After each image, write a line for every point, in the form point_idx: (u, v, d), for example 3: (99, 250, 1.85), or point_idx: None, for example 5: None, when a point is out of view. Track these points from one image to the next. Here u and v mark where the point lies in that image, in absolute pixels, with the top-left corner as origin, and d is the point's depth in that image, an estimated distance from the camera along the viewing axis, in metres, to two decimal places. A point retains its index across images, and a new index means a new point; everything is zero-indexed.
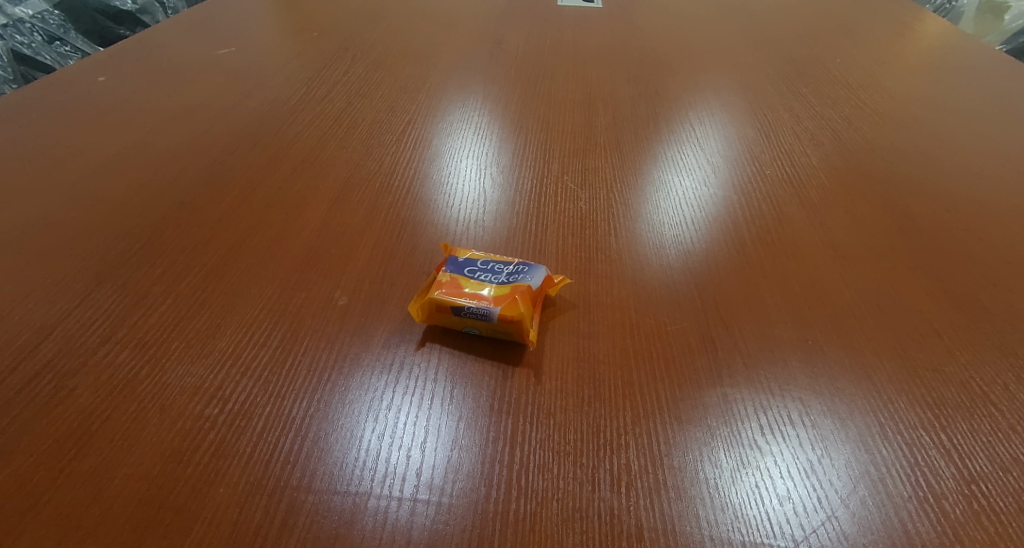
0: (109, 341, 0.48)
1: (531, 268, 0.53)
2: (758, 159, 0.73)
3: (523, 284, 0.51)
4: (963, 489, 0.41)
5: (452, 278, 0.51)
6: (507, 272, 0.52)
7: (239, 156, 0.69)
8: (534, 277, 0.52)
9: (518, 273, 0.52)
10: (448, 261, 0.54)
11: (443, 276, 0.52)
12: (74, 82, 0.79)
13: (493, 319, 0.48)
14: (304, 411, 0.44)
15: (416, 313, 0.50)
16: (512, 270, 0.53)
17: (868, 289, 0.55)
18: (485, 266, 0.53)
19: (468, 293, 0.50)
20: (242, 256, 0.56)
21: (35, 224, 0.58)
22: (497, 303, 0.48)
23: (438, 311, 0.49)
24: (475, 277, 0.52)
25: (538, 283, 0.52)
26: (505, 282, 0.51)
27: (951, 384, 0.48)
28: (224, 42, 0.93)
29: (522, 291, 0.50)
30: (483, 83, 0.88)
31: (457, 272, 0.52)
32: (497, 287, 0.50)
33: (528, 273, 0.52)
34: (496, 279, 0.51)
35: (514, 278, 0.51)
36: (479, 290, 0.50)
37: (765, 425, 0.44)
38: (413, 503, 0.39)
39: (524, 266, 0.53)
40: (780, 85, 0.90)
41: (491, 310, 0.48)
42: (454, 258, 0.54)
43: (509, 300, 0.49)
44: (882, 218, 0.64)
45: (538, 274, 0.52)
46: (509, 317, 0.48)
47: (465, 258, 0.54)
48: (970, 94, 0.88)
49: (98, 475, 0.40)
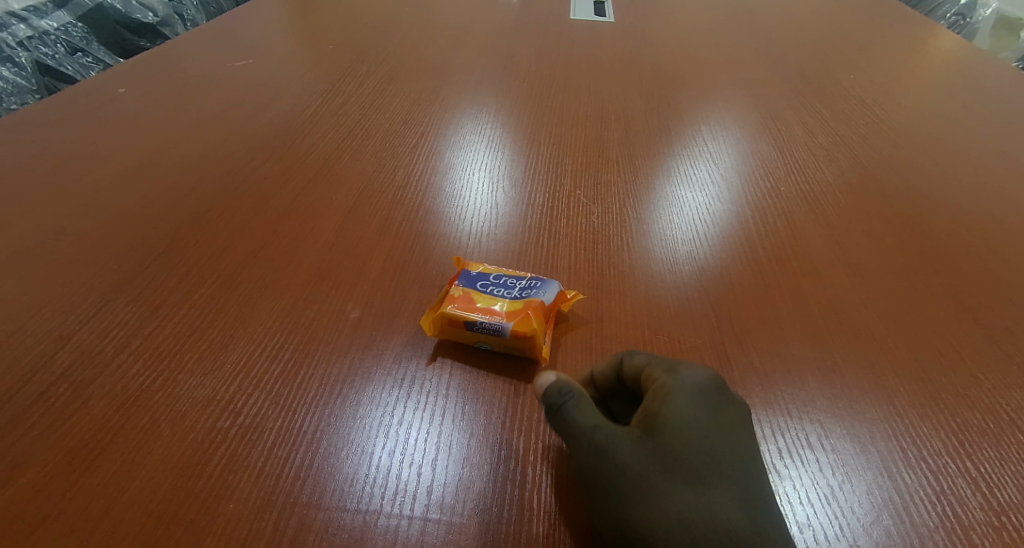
0: (123, 352, 0.48)
1: (544, 282, 0.52)
2: (772, 175, 0.72)
3: (535, 300, 0.50)
4: (992, 520, 0.40)
5: (465, 293, 0.51)
6: (520, 287, 0.52)
7: (254, 168, 0.69)
8: (546, 293, 0.51)
9: (531, 288, 0.51)
10: (461, 275, 0.53)
11: (456, 289, 0.51)
12: (95, 94, 0.81)
13: (506, 333, 0.48)
14: (314, 425, 0.44)
15: (428, 328, 0.50)
16: (525, 285, 0.52)
17: (887, 309, 0.54)
18: (497, 280, 0.53)
19: (481, 308, 0.49)
20: (257, 268, 0.56)
21: (54, 232, 0.58)
22: (509, 318, 0.48)
23: (450, 325, 0.49)
24: (488, 292, 0.51)
25: (550, 298, 0.51)
26: (517, 297, 0.50)
27: (976, 409, 0.47)
28: (241, 55, 0.94)
29: (535, 307, 0.49)
30: (495, 96, 0.89)
31: (470, 287, 0.52)
32: (511, 302, 0.50)
33: (540, 288, 0.51)
34: (508, 294, 0.51)
35: (527, 292, 0.51)
36: (491, 305, 0.50)
37: (783, 449, 0.43)
38: (423, 522, 0.39)
39: (537, 281, 0.53)
40: (793, 100, 0.90)
41: (502, 325, 0.48)
42: (467, 272, 0.54)
43: (522, 316, 0.48)
44: (900, 237, 0.63)
45: (550, 289, 0.52)
46: (522, 332, 0.47)
47: (478, 273, 0.54)
48: (987, 111, 0.86)
49: (110, 487, 0.39)
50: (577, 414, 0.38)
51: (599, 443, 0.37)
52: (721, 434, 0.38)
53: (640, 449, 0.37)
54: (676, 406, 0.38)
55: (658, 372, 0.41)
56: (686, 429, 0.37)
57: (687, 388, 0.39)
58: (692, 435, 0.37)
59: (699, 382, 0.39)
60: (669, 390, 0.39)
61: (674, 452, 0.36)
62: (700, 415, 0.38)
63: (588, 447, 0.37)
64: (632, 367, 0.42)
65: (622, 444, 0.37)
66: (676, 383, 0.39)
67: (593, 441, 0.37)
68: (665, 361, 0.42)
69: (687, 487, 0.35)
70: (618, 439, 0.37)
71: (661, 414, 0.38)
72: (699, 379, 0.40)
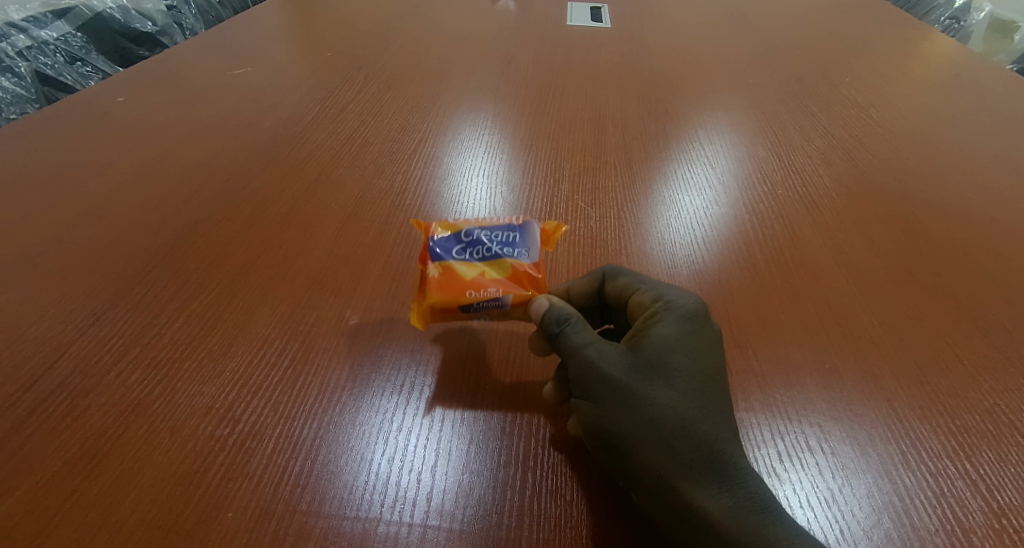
0: (122, 361, 0.48)
1: (524, 230, 0.44)
2: (769, 178, 0.73)
3: (524, 259, 0.43)
4: (993, 523, 0.40)
5: (445, 270, 0.42)
6: (500, 244, 0.43)
7: (253, 175, 0.69)
8: (532, 241, 0.44)
9: (513, 240, 0.43)
10: (428, 243, 0.43)
11: (433, 269, 0.42)
12: (94, 103, 0.81)
13: (508, 304, 0.42)
14: (313, 432, 0.44)
15: (420, 322, 0.43)
16: (505, 236, 0.44)
17: (885, 311, 0.55)
18: (472, 239, 0.44)
19: (472, 287, 0.42)
20: (255, 275, 0.56)
21: (52, 242, 0.58)
22: (506, 289, 0.42)
23: (443, 312, 0.42)
24: (469, 261, 0.43)
25: (538, 248, 0.44)
26: (503, 258, 0.43)
27: (975, 411, 0.47)
28: (239, 63, 0.95)
29: (527, 267, 0.43)
30: (493, 101, 0.89)
31: (446, 258, 0.43)
32: (500, 268, 0.42)
33: (525, 238, 0.44)
34: (491, 256, 0.43)
35: (511, 249, 0.43)
36: (480, 278, 0.42)
37: (783, 452, 0.43)
38: (423, 529, 0.39)
39: (516, 232, 0.44)
40: (789, 103, 0.90)
41: (502, 299, 0.42)
42: (435, 237, 0.44)
43: (519, 283, 0.42)
44: (897, 240, 0.63)
45: (534, 236, 0.44)
46: (525, 300, 0.42)
47: (447, 234, 0.44)
48: (981, 114, 0.87)
49: (109, 497, 0.39)
50: (574, 333, 0.40)
51: (591, 356, 0.39)
52: (704, 351, 0.41)
53: (629, 361, 0.39)
54: (665, 330, 0.41)
55: (647, 300, 0.44)
56: (673, 348, 0.40)
57: (677, 315, 0.42)
58: (678, 350, 0.40)
59: (688, 309, 0.42)
60: (660, 317, 0.42)
61: (659, 363, 0.39)
62: (684, 337, 0.41)
63: (580, 360, 0.39)
64: (614, 288, 0.47)
65: (611, 355, 0.39)
66: (666, 310, 0.42)
67: (587, 356, 0.39)
68: (652, 288, 0.45)
69: (662, 388, 0.38)
70: (608, 351, 0.39)
71: (649, 336, 0.41)
72: (688, 304, 0.43)
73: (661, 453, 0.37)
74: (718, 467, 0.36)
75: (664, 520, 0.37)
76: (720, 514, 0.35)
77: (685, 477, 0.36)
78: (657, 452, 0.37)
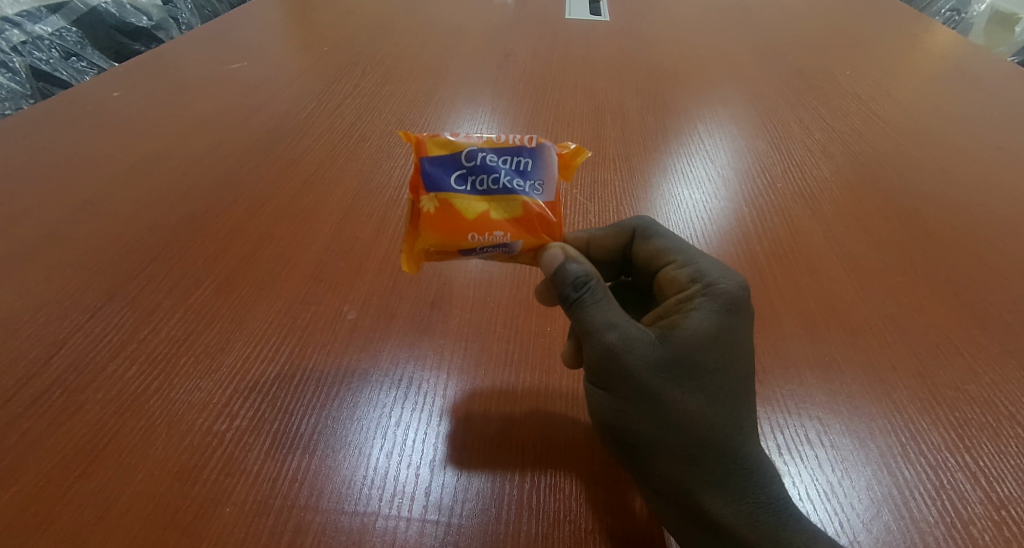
0: (119, 356, 0.48)
1: (536, 160, 0.41)
2: (769, 172, 0.72)
3: (535, 198, 0.41)
4: (993, 515, 0.40)
5: (445, 205, 0.40)
6: (507, 176, 0.40)
7: (249, 170, 0.69)
8: (546, 176, 0.41)
9: (524, 174, 0.41)
10: (426, 169, 0.40)
11: (430, 203, 0.40)
12: (88, 98, 0.80)
13: (515, 250, 0.41)
14: (311, 427, 0.43)
15: (415, 262, 0.42)
16: (514, 163, 0.41)
17: (885, 304, 0.54)
18: (476, 165, 0.40)
19: (474, 227, 0.40)
20: (251, 270, 0.56)
21: (46, 237, 0.58)
22: (513, 233, 0.40)
23: (442, 252, 0.41)
24: (470, 195, 0.40)
25: (553, 184, 0.41)
26: (512, 195, 0.40)
27: (975, 403, 0.47)
28: (235, 58, 0.94)
29: (538, 208, 0.40)
30: (491, 96, 0.88)
31: (446, 189, 0.40)
32: (505, 208, 0.40)
33: (536, 169, 0.41)
34: (496, 192, 0.40)
35: (521, 186, 0.40)
36: (483, 216, 0.40)
37: (783, 445, 0.43)
38: (422, 524, 0.39)
39: (526, 163, 0.41)
40: (790, 97, 0.90)
41: (509, 244, 0.40)
42: (432, 162, 0.40)
43: (527, 226, 0.40)
44: (898, 233, 0.62)
45: (549, 168, 0.41)
46: (535, 247, 0.41)
47: (444, 156, 0.40)
48: (983, 107, 0.86)
49: (104, 494, 0.39)
50: (593, 308, 0.38)
51: (613, 342, 0.37)
52: (737, 346, 0.38)
53: (658, 351, 0.37)
54: (700, 320, 0.38)
55: (683, 279, 0.41)
56: (705, 342, 0.38)
57: (715, 303, 0.39)
58: (709, 344, 0.38)
59: (729, 298, 0.39)
60: (697, 304, 0.39)
61: (688, 356, 0.37)
62: (720, 331, 0.38)
63: (600, 343, 0.37)
64: (645, 253, 0.44)
65: (636, 345, 0.37)
66: (704, 296, 0.39)
67: (607, 341, 0.37)
68: (690, 265, 0.41)
69: (688, 388, 0.37)
70: (634, 339, 0.37)
71: (681, 325, 0.38)
72: (731, 291, 0.39)
73: (675, 455, 0.36)
74: (732, 469, 0.36)
75: (670, 516, 0.37)
76: (733, 521, 0.35)
77: (696, 480, 0.36)
78: (670, 453, 0.36)
